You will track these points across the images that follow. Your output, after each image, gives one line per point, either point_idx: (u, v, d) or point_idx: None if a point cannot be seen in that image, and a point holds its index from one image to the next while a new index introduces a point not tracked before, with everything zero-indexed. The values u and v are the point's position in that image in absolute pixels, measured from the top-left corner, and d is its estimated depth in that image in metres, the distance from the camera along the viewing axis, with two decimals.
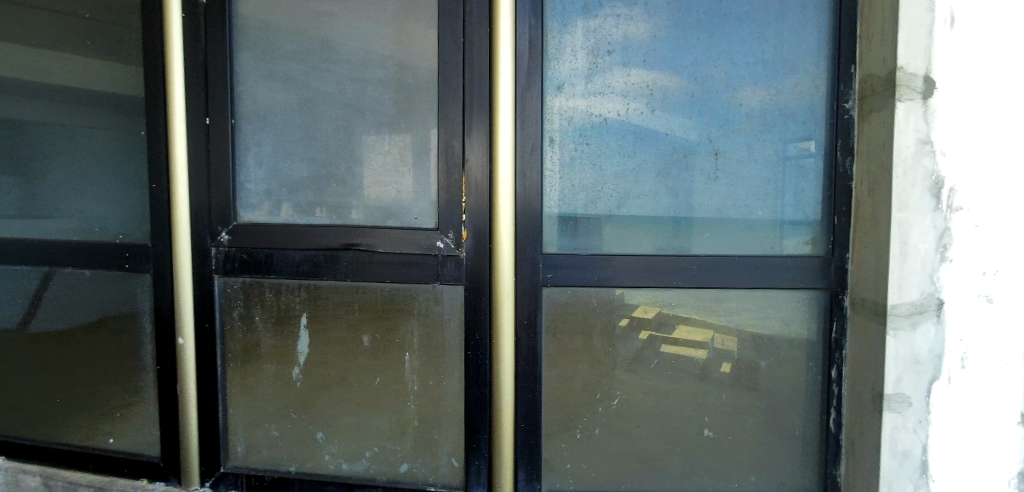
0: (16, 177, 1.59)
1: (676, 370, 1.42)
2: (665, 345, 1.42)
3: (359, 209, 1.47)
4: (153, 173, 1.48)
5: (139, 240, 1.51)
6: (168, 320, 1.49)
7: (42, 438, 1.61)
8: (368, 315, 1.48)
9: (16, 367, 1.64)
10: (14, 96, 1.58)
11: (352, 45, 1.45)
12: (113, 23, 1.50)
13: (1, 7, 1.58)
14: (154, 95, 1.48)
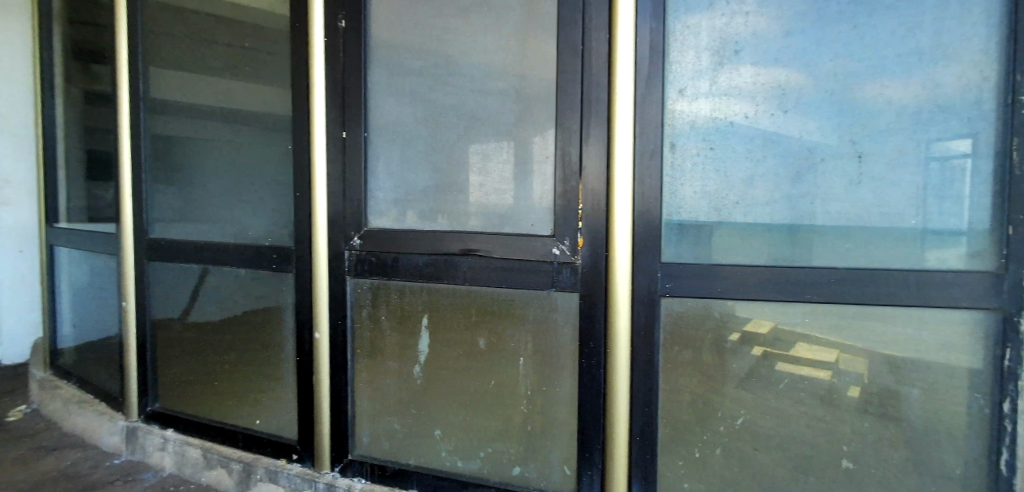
0: (188, 188, 1.83)
1: (795, 394, 1.29)
2: (781, 363, 1.29)
3: (478, 215, 1.51)
4: (297, 183, 1.63)
5: (285, 243, 1.67)
6: (308, 316, 1.64)
7: (202, 415, 1.83)
8: (484, 319, 1.52)
9: (180, 352, 1.87)
10: (187, 117, 1.82)
11: (474, 58, 1.48)
12: (267, 50, 1.67)
13: (178, 41, 1.82)
14: (300, 113, 1.62)
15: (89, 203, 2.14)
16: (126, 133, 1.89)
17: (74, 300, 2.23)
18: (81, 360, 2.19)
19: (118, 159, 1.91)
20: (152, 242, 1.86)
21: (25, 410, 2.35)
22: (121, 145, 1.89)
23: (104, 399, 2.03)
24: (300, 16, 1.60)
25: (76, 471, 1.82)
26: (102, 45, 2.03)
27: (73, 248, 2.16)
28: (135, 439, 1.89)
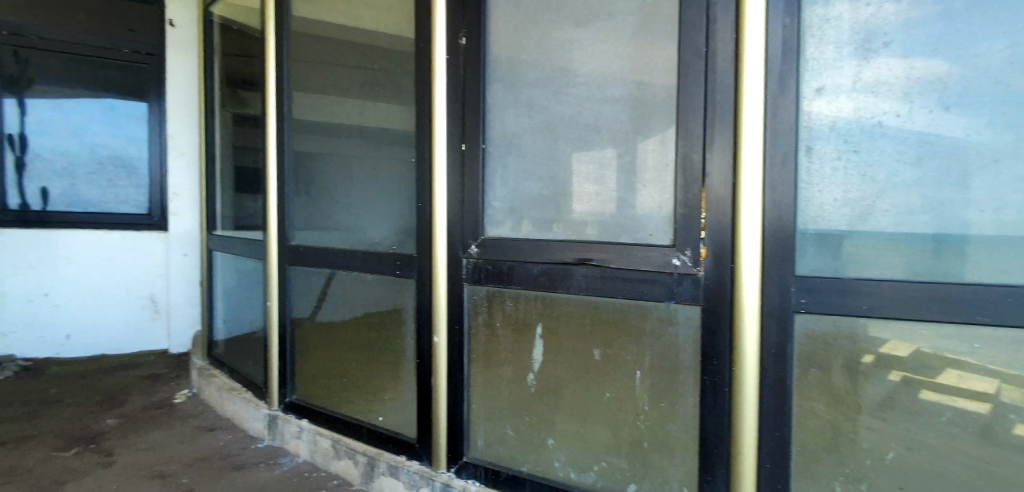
0: (325, 199, 2.00)
1: (953, 432, 1.01)
2: (932, 396, 1.03)
3: (594, 224, 1.46)
4: (420, 194, 1.72)
5: (408, 251, 1.77)
6: (427, 320, 1.72)
7: (332, 408, 1.99)
8: (599, 329, 1.47)
9: (314, 349, 2.05)
10: (325, 135, 1.99)
11: (591, 66, 1.45)
12: (395, 71, 1.78)
13: (318, 67, 2.00)
14: (423, 127, 1.71)
15: (240, 213, 2.42)
16: (273, 151, 2.12)
17: (226, 298, 2.53)
18: (232, 351, 2.48)
19: (266, 174, 2.15)
20: (292, 248, 2.06)
21: (189, 392, 2.70)
22: (269, 161, 2.12)
23: (251, 387, 2.28)
24: (424, 36, 1.68)
25: (229, 450, 2.05)
26: (252, 73, 2.29)
27: (227, 252, 2.46)
28: (276, 426, 2.10)
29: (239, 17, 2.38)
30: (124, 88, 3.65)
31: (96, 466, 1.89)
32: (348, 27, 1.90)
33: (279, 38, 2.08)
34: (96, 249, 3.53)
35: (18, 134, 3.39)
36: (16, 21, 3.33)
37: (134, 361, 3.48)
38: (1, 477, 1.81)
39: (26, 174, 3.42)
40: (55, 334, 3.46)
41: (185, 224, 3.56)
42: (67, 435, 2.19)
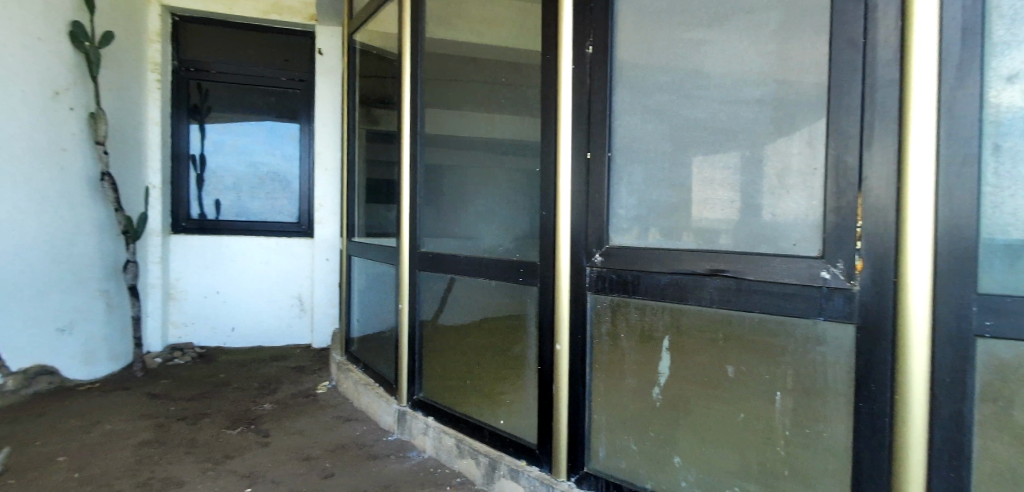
0: (453, 208, 2.13)
1: None
2: None
3: (728, 233, 1.36)
4: (544, 202, 1.75)
5: (531, 258, 1.81)
6: (549, 327, 1.73)
7: (456, 408, 2.08)
8: (732, 345, 1.36)
9: (439, 350, 2.17)
10: (454, 148, 2.12)
11: (728, 67, 1.36)
12: (520, 83, 1.83)
13: (448, 84, 2.13)
14: (547, 136, 1.73)
15: (375, 221, 2.63)
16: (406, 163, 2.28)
17: (361, 299, 2.76)
18: (366, 349, 2.70)
19: (399, 185, 2.32)
20: (422, 254, 2.19)
21: (329, 384, 2.99)
22: (403, 173, 2.29)
23: (382, 383, 2.46)
24: (550, 46, 1.71)
25: (364, 440, 2.23)
26: (389, 92, 2.50)
27: (363, 257, 2.69)
28: (404, 421, 2.24)
29: (377, 42, 2.60)
30: (279, 112, 4.16)
31: (257, 445, 2.16)
32: (477, 44, 2.00)
33: (413, 59, 2.24)
34: (255, 253, 4.02)
35: (199, 153, 3.97)
36: (197, 58, 3.94)
37: (283, 353, 3.91)
38: (187, 447, 2.12)
39: (204, 188, 3.99)
40: (223, 326, 3.99)
41: (326, 230, 3.95)
42: (234, 415, 2.52)
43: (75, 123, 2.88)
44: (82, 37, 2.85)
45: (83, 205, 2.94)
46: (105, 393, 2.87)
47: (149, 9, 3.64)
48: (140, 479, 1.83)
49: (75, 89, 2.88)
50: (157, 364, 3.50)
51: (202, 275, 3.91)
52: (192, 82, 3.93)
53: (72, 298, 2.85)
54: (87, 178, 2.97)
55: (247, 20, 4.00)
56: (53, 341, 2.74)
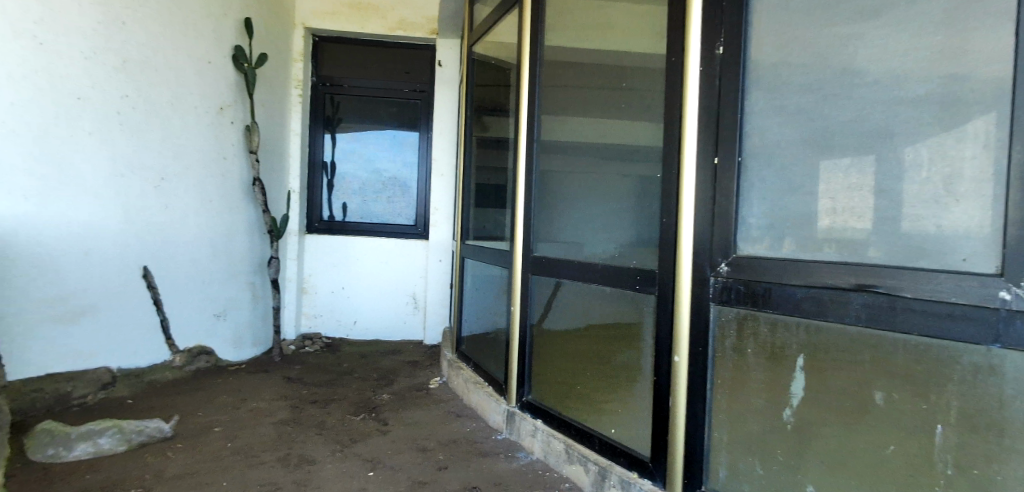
0: (566, 215, 2.14)
1: None
2: None
3: (879, 245, 1.23)
4: (665, 210, 1.70)
5: (650, 266, 1.77)
6: (668, 339, 1.68)
7: (565, 413, 2.09)
8: (883, 369, 1.20)
9: (549, 355, 2.19)
10: (569, 154, 2.13)
11: (882, 64, 1.23)
12: (642, 88, 1.81)
13: (564, 91, 2.15)
14: (670, 142, 1.69)
15: (489, 226, 2.72)
16: (522, 170, 2.34)
17: (473, 300, 2.89)
18: (476, 348, 2.81)
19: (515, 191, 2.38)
20: (536, 258, 2.23)
21: (440, 380, 3.15)
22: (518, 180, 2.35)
23: (491, 383, 2.55)
24: (676, 49, 1.67)
25: (475, 437, 2.33)
26: (506, 101, 2.57)
27: (476, 260, 2.81)
28: (513, 421, 2.30)
29: (494, 53, 2.70)
30: (400, 122, 4.44)
31: (378, 432, 2.34)
32: (596, 50, 2.00)
33: (532, 68, 2.28)
34: (375, 254, 4.30)
35: (329, 160, 4.36)
36: (333, 75, 4.34)
37: (397, 348, 4.17)
38: (318, 429, 2.36)
39: (333, 193, 4.38)
40: (347, 320, 4.33)
41: (440, 233, 4.17)
42: (357, 403, 2.76)
43: (234, 134, 3.28)
44: (242, 58, 3.24)
45: (238, 208, 3.34)
46: (250, 373, 3.24)
47: (296, 31, 4.10)
48: (282, 453, 2.07)
49: (236, 106, 3.29)
50: (291, 351, 3.90)
51: (331, 273, 4.29)
52: (327, 96, 4.35)
53: (226, 290, 3.25)
54: (242, 183, 3.36)
55: (372, 38, 4.31)
56: (211, 324, 3.16)
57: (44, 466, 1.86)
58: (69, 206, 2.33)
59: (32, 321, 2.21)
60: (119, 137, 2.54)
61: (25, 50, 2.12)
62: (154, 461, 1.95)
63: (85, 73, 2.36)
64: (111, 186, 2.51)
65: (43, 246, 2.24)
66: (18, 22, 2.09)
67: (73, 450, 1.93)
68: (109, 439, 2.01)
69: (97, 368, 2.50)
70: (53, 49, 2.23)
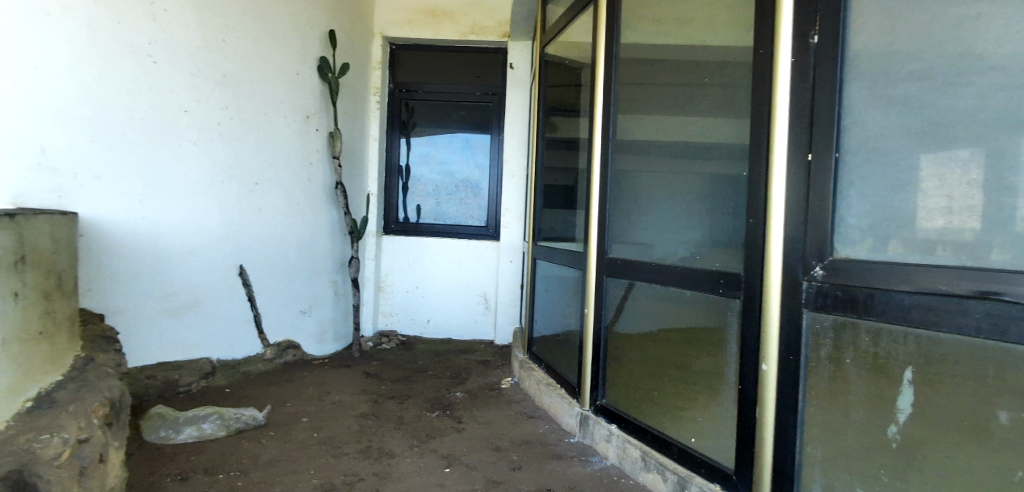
0: (643, 215, 2.09)
1: None
2: None
3: (1005, 247, 1.05)
4: (750, 209, 1.62)
5: (734, 269, 1.69)
6: (755, 345, 1.59)
7: (641, 418, 2.06)
8: (1009, 385, 1.02)
9: (624, 359, 2.15)
10: (647, 153, 2.07)
11: (1012, 45, 1.04)
12: (727, 83, 1.73)
13: (641, 88, 2.10)
14: (759, 138, 1.59)
15: (562, 227, 2.72)
16: (597, 169, 2.30)
17: (544, 301, 2.92)
18: (547, 349, 2.85)
19: (590, 191, 2.35)
20: (610, 260, 2.19)
21: (511, 380, 3.23)
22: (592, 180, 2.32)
23: (564, 385, 2.56)
24: (765, 40, 1.57)
25: (548, 439, 2.37)
26: (580, 100, 2.54)
27: (548, 261, 2.83)
28: (587, 425, 2.29)
29: (568, 52, 2.69)
30: (472, 124, 4.53)
31: (453, 429, 2.46)
32: (677, 45, 1.93)
33: (607, 65, 2.24)
34: (448, 254, 4.41)
35: (404, 164, 4.54)
36: (409, 81, 4.51)
37: (469, 347, 4.26)
38: (396, 423, 2.52)
39: (408, 194, 4.54)
40: (420, 318, 4.47)
41: (512, 234, 4.27)
42: (432, 400, 2.90)
43: (319, 141, 3.48)
44: (327, 69, 3.43)
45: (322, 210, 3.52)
46: (333, 367, 3.42)
47: (374, 41, 4.30)
48: (363, 446, 2.21)
49: (321, 114, 3.49)
50: (371, 348, 4.06)
51: (406, 272, 4.45)
52: (403, 101, 4.52)
53: (313, 286, 3.46)
54: (326, 187, 3.56)
55: (443, 43, 4.42)
56: (297, 319, 3.37)
57: (158, 446, 2.06)
58: (177, 209, 2.55)
59: (145, 314, 2.44)
60: (219, 146, 2.74)
61: (140, 68, 2.33)
62: (249, 447, 2.12)
63: (190, 87, 2.57)
64: (212, 191, 2.72)
65: (155, 246, 2.46)
66: (134, 43, 2.30)
67: (181, 433, 2.13)
68: (211, 425, 2.20)
69: (199, 358, 2.72)
70: (163, 65, 2.44)
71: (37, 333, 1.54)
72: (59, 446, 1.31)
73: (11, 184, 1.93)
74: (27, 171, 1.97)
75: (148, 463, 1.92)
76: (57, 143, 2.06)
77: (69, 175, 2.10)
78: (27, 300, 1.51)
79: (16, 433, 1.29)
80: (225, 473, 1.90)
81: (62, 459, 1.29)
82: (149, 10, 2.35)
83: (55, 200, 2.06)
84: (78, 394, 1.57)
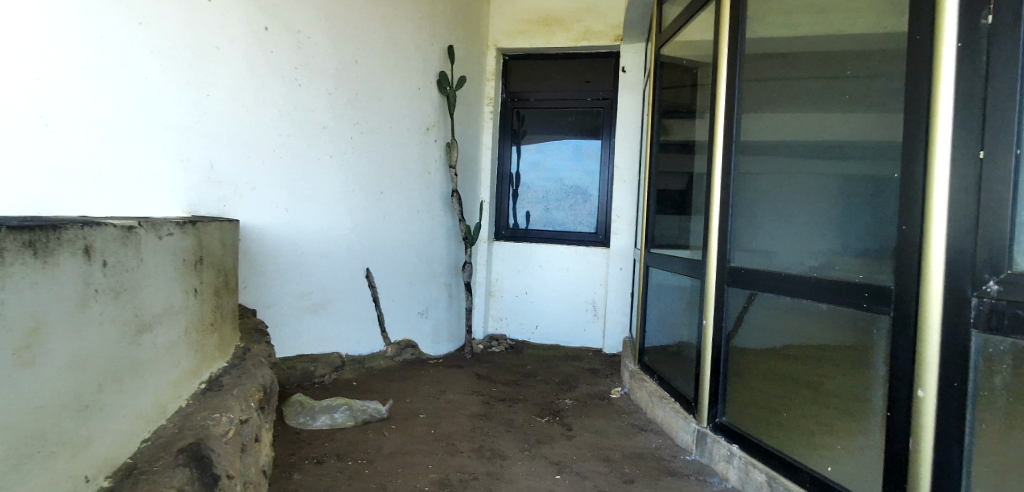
0: (771, 220, 1.94)
1: None
2: None
3: None
4: (903, 215, 1.40)
5: (883, 281, 1.47)
6: (909, 368, 1.36)
7: (767, 440, 1.90)
8: None
9: (749, 375, 2.01)
10: (775, 155, 1.93)
11: None
12: (873, 73, 1.54)
13: (769, 86, 1.96)
14: (914, 133, 1.37)
15: (676, 233, 2.63)
16: (718, 173, 2.14)
17: (657, 310, 2.84)
18: (660, 360, 2.78)
19: (710, 195, 2.19)
20: (732, 269, 2.03)
21: (620, 391, 3.20)
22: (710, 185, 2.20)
23: (679, 399, 2.46)
24: (921, 25, 1.35)
25: (661, 454, 2.30)
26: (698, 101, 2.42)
27: (662, 269, 2.76)
28: (705, 443, 2.18)
29: (686, 52, 2.59)
30: (582, 130, 4.54)
31: (563, 436, 2.51)
32: (816, 36, 1.77)
33: (730, 62, 2.08)
34: (557, 260, 4.49)
35: (515, 172, 4.68)
36: (520, 90, 4.64)
37: (576, 354, 4.26)
38: (508, 425, 2.63)
39: (518, 201, 4.68)
40: (529, 323, 4.57)
41: (621, 240, 4.23)
42: (541, 406, 2.98)
43: (439, 152, 3.80)
44: (445, 82, 3.72)
45: (438, 217, 3.83)
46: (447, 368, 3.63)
47: (489, 53, 4.49)
48: (477, 445, 2.33)
49: (439, 126, 3.79)
50: (481, 350, 4.25)
51: (516, 277, 4.59)
52: (514, 110, 4.66)
53: (427, 289, 3.74)
54: (444, 195, 3.90)
55: (552, 50, 4.47)
56: (415, 320, 3.66)
57: (298, 430, 2.29)
58: (316, 217, 2.83)
59: (289, 311, 2.73)
60: (351, 158, 3.03)
61: (288, 90, 2.63)
62: (373, 437, 2.30)
63: (326, 104, 2.85)
64: (345, 200, 3.00)
65: (296, 249, 2.73)
66: (284, 69, 2.60)
67: (317, 420, 2.35)
68: (341, 414, 2.41)
69: (331, 353, 3.00)
70: (306, 87, 2.72)
71: (208, 324, 1.77)
72: (227, 425, 1.49)
73: (190, 195, 2.20)
74: (203, 184, 2.26)
75: (289, 446, 2.14)
76: (225, 158, 2.35)
77: (230, 187, 2.38)
78: (203, 296, 1.75)
79: (195, 411, 1.50)
80: (354, 460, 2.08)
81: (228, 435, 1.47)
82: (295, 39, 2.65)
83: (221, 209, 2.34)
84: (240, 379, 1.79)
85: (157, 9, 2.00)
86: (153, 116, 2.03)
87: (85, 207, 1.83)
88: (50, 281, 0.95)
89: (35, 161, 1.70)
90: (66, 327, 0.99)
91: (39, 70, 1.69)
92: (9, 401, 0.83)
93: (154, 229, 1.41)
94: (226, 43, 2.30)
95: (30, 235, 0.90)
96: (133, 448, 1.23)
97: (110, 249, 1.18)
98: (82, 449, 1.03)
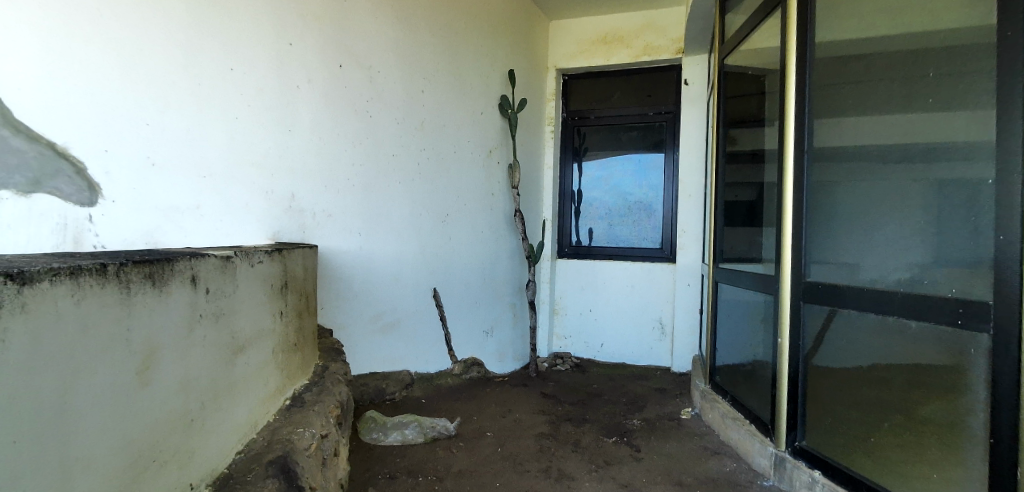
0: (849, 229, 1.84)
1: None
2: None
3: None
4: (1000, 224, 1.30)
5: (980, 297, 1.36)
6: (1015, 390, 1.24)
7: (853, 468, 1.76)
8: None
9: (831, 397, 1.88)
10: (850, 163, 1.84)
11: None
12: (961, 73, 1.44)
13: (843, 90, 1.87)
14: (1013, 135, 1.27)
15: (747, 248, 2.54)
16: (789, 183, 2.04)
17: (728, 328, 2.74)
18: (733, 381, 2.67)
19: (781, 206, 2.08)
20: (809, 285, 1.94)
21: (691, 411, 3.09)
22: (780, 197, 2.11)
23: (754, 421, 2.35)
24: (1017, 21, 1.26)
25: (737, 480, 2.20)
26: (767, 110, 2.34)
27: (733, 285, 2.66)
28: (783, 468, 2.05)
29: (752, 62, 2.53)
30: (645, 145, 4.49)
31: (631, 458, 2.47)
32: (893, 36, 1.68)
33: (798, 69, 1.99)
34: (622, 277, 4.44)
35: (577, 189, 4.70)
36: (581, 108, 4.67)
37: (644, 374, 4.15)
38: (577, 445, 2.61)
39: (581, 218, 4.68)
40: (595, 341, 4.53)
41: (689, 255, 4.12)
42: (609, 426, 2.93)
43: (500, 173, 3.94)
44: (506, 106, 3.88)
45: (499, 237, 3.95)
46: (511, 388, 3.66)
47: (548, 74, 4.59)
48: (543, 465, 2.35)
49: (500, 148, 3.95)
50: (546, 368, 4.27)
51: (579, 295, 4.58)
52: (575, 129, 4.70)
53: (492, 308, 3.87)
54: (505, 215, 4.02)
55: (612, 67, 4.48)
56: (481, 339, 3.77)
57: (371, 446, 2.37)
58: (386, 240, 2.98)
59: (362, 331, 2.85)
60: (419, 184, 3.19)
61: (361, 122, 2.80)
62: (442, 456, 2.36)
63: (395, 133, 3.01)
64: (412, 223, 3.15)
65: (370, 271, 2.88)
66: (356, 102, 2.77)
67: (389, 437, 2.43)
68: (412, 432, 2.49)
69: (401, 371, 3.12)
70: (376, 118, 2.89)
71: (292, 345, 1.90)
72: (309, 439, 1.56)
73: (273, 222, 2.37)
74: (285, 212, 2.43)
75: (364, 462, 2.22)
76: (304, 188, 2.51)
77: (310, 215, 2.55)
78: (287, 318, 1.88)
79: (281, 426, 1.60)
80: (424, 476, 2.14)
81: (311, 449, 1.54)
82: (367, 73, 2.82)
83: (301, 236, 2.50)
84: (320, 396, 1.90)
85: (247, 58, 2.22)
86: (243, 155, 2.23)
87: (185, 239, 2.03)
88: (164, 308, 1.06)
89: (143, 199, 1.91)
90: (175, 351, 1.10)
91: (148, 117, 1.91)
92: (129, 417, 0.93)
93: (247, 258, 1.54)
94: (305, 82, 2.49)
95: (149, 268, 1.02)
96: (227, 460, 1.33)
97: (211, 277, 1.30)
98: (187, 460, 1.13)
